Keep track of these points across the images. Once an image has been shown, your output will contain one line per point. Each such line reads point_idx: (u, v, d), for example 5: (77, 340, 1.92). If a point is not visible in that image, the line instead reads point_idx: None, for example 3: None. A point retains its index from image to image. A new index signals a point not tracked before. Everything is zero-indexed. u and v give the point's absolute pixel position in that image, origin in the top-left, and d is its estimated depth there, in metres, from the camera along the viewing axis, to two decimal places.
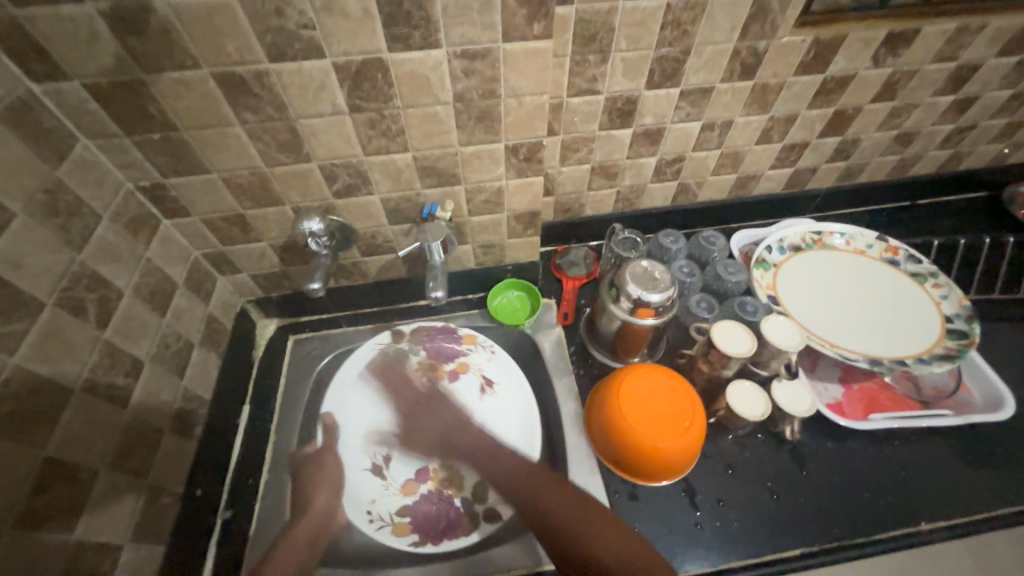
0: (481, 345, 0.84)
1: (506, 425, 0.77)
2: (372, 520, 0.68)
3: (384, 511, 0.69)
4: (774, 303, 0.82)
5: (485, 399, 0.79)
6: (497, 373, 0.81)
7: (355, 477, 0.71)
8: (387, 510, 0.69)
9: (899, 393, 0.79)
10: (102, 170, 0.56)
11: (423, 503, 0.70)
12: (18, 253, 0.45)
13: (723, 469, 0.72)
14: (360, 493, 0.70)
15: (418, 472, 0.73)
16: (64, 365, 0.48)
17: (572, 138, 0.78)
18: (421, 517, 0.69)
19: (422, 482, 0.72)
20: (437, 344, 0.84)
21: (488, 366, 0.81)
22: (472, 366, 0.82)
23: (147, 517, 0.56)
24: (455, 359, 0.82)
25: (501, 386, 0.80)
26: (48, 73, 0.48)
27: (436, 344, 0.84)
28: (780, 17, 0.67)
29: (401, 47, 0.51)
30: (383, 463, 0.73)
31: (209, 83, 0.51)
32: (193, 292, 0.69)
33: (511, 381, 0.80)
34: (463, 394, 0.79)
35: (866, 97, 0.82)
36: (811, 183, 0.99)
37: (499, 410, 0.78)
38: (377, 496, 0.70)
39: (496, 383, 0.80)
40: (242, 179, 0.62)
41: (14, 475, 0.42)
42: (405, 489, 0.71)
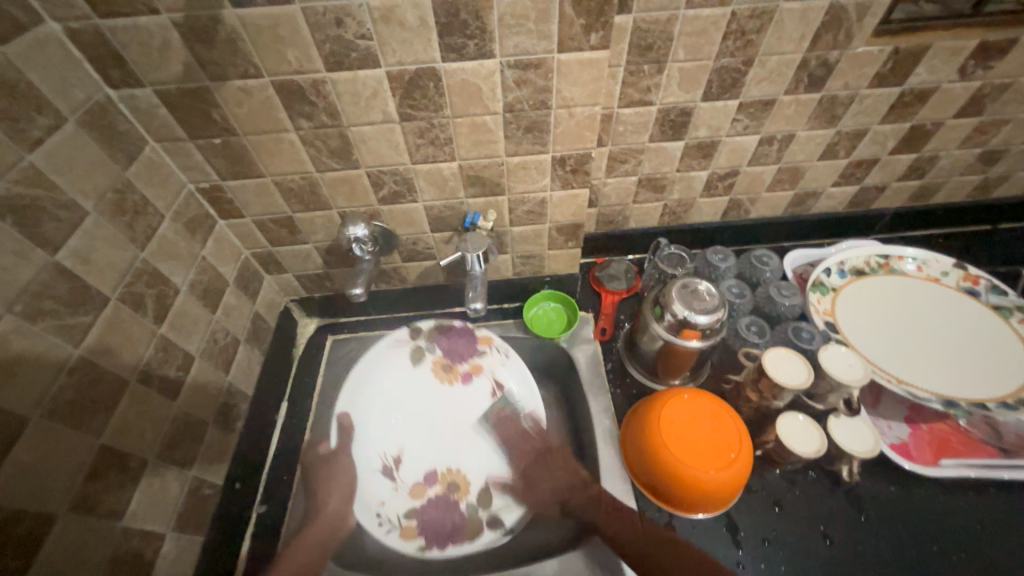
0: (494, 347, 0.80)
1: (516, 432, 0.75)
2: (379, 524, 0.67)
3: (393, 513, 0.69)
4: (832, 331, 0.76)
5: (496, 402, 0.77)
6: (510, 376, 0.78)
7: (365, 478, 0.71)
8: (395, 513, 0.69)
9: (974, 438, 0.71)
10: (167, 172, 0.58)
11: (430, 509, 0.70)
12: (89, 249, 0.47)
13: (769, 506, 0.67)
14: (368, 496, 0.69)
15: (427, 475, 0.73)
16: (122, 357, 0.50)
17: (620, 149, 0.75)
18: (427, 523, 0.68)
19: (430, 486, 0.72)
20: (451, 344, 0.80)
21: (502, 370, 0.78)
22: (486, 369, 0.79)
23: (188, 507, 0.58)
24: (468, 359, 0.79)
25: (513, 390, 0.77)
26: (125, 80, 0.50)
27: (450, 344, 0.80)
28: (856, 25, 0.62)
29: (455, 57, 0.51)
30: (393, 465, 0.73)
31: (268, 90, 0.52)
32: (242, 290, 0.71)
33: (525, 387, 0.77)
34: (475, 395, 0.78)
35: (949, 112, 0.75)
36: (877, 203, 0.92)
37: (508, 415, 0.76)
38: (385, 498, 0.70)
39: (507, 387, 0.78)
40: (293, 184, 0.63)
41: (72, 462, 0.44)
42: (413, 491, 0.72)
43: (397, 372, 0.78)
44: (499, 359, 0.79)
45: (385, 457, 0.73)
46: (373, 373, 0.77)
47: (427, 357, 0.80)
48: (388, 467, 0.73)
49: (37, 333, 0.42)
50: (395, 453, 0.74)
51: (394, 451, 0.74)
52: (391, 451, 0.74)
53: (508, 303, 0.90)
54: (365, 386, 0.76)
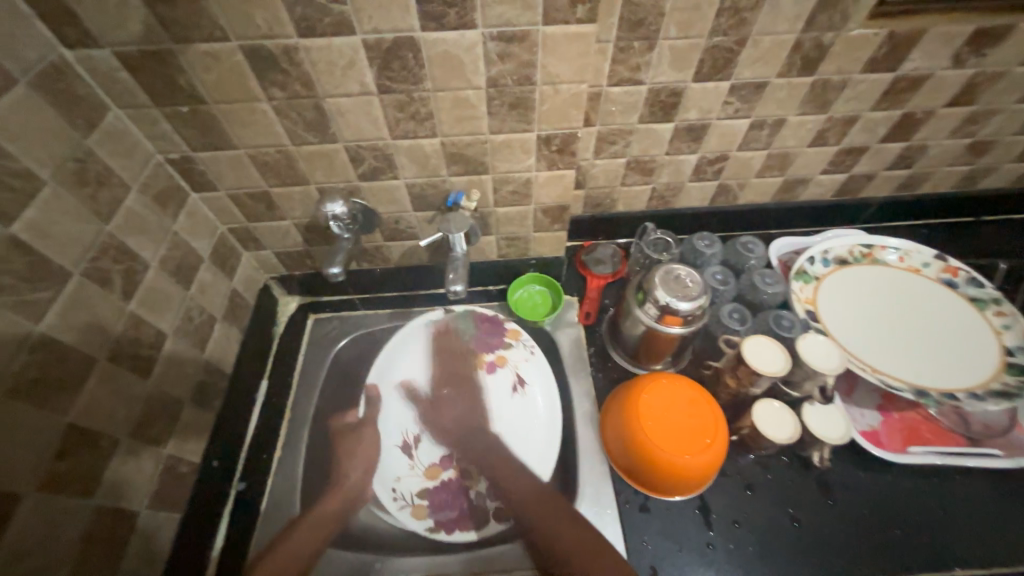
0: (521, 342, 0.82)
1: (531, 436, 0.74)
2: (395, 499, 0.69)
3: (407, 492, 0.69)
4: (813, 319, 0.77)
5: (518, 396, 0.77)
6: (531, 374, 0.79)
7: (386, 454, 0.72)
8: (409, 491, 0.70)
9: (943, 427, 0.72)
10: (133, 142, 0.56)
11: (442, 492, 0.70)
12: (48, 221, 0.45)
13: (743, 489, 0.69)
14: (386, 472, 0.71)
15: (442, 458, 0.72)
16: (89, 333, 0.49)
17: (608, 130, 0.73)
18: (437, 503, 0.69)
19: (446, 469, 0.72)
20: (485, 338, 0.82)
21: (525, 365, 0.79)
22: (510, 361, 0.80)
23: (164, 486, 0.57)
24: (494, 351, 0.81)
25: (534, 387, 0.78)
26: (83, 40, 0.47)
27: (483, 338, 0.82)
28: (853, 7, 0.60)
29: (435, 26, 0.48)
30: (411, 443, 0.73)
31: (238, 56, 0.49)
32: (217, 267, 0.69)
33: (545, 384, 0.78)
34: (496, 386, 0.78)
35: (941, 100, 0.74)
36: (865, 192, 0.92)
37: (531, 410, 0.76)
38: (401, 475, 0.71)
39: (529, 383, 0.78)
40: (269, 157, 0.61)
41: (36, 441, 0.43)
42: (429, 472, 0.71)
43: (420, 350, 0.81)
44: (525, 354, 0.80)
45: (404, 434, 0.74)
46: (396, 353, 0.81)
47: (433, 347, 0.81)
48: (407, 444, 0.73)
49: None
50: (414, 432, 0.74)
51: (415, 431, 0.74)
52: (412, 431, 0.74)
53: (492, 285, 0.89)
54: (389, 364, 0.80)
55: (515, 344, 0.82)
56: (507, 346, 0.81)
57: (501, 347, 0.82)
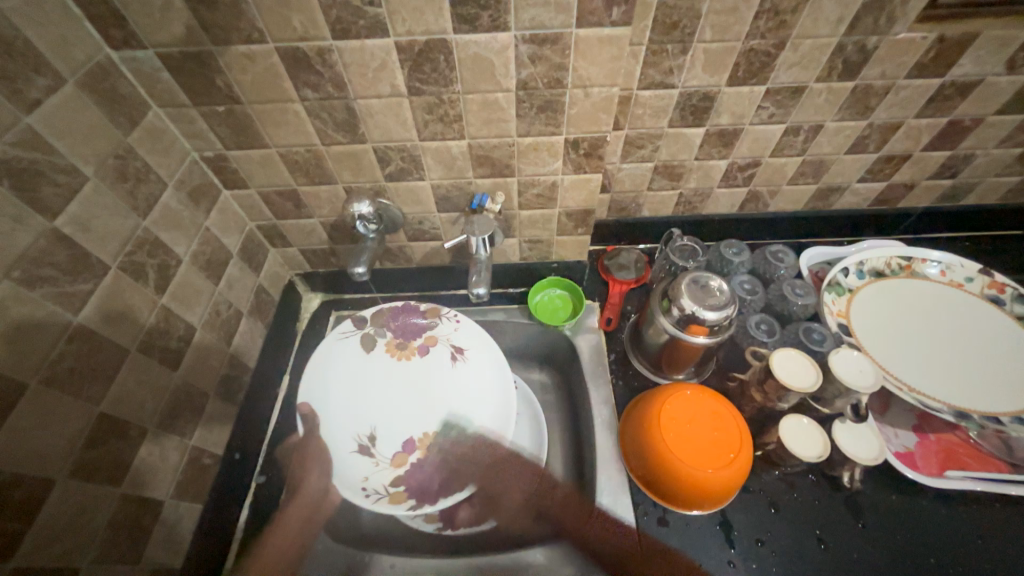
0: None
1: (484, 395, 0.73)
2: (368, 496, 0.64)
3: (379, 485, 0.65)
4: (845, 333, 0.74)
5: (456, 366, 0.75)
6: (515, 362, 0.81)
7: (341, 458, 0.67)
8: (381, 484, 0.66)
9: (984, 452, 0.69)
10: (171, 140, 0.57)
11: (415, 472, 0.67)
12: (89, 216, 0.47)
13: (766, 506, 0.67)
14: (349, 475, 0.66)
15: (405, 443, 0.70)
16: (123, 326, 0.50)
17: (636, 134, 0.72)
18: (414, 483, 0.66)
19: (410, 453, 0.69)
20: (402, 322, 0.78)
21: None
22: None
23: (188, 475, 0.59)
24: (422, 334, 0.78)
25: (472, 352, 0.76)
26: (127, 41, 0.49)
27: (400, 323, 0.78)
28: (901, 8, 0.58)
29: (468, 28, 0.48)
30: (368, 443, 0.69)
31: (273, 58, 0.50)
32: (245, 263, 0.71)
33: (481, 346, 0.75)
34: (431, 368, 0.76)
35: (991, 108, 0.71)
36: (904, 202, 0.88)
37: (467, 377, 0.74)
38: (368, 474, 0.67)
39: (466, 350, 0.76)
40: (298, 157, 0.62)
41: (70, 429, 0.44)
42: (395, 461, 0.68)
43: (348, 361, 0.75)
44: (451, 327, 0.77)
45: (358, 438, 0.69)
46: (332, 358, 0.74)
47: (379, 343, 0.77)
48: (364, 446, 0.69)
49: (35, 299, 0.42)
50: (368, 432, 0.70)
51: (367, 431, 0.70)
52: (364, 432, 0.70)
53: (513, 288, 0.89)
54: (324, 373, 0.72)
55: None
56: (434, 325, 0.78)
57: (426, 329, 0.78)
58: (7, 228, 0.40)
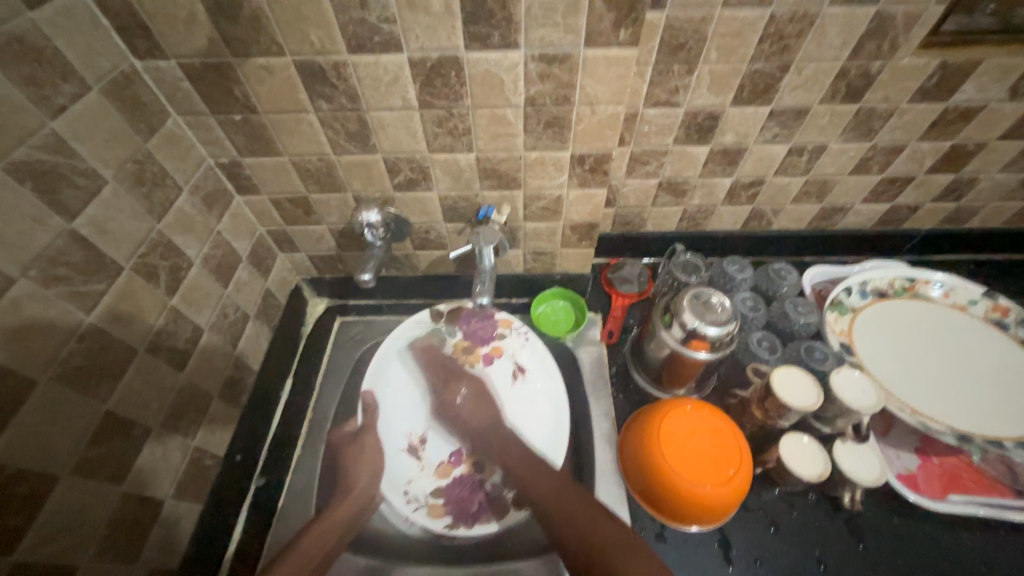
0: (516, 330, 0.79)
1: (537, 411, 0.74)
2: (407, 501, 0.66)
3: (420, 493, 0.68)
4: (847, 353, 0.74)
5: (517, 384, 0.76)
6: (530, 360, 0.77)
7: (392, 458, 0.70)
8: (422, 492, 0.68)
9: (988, 477, 0.68)
10: (188, 146, 0.59)
11: (455, 488, 0.69)
12: (106, 218, 0.48)
13: (766, 526, 0.66)
14: (394, 476, 0.68)
15: (452, 455, 0.72)
16: (132, 325, 0.51)
17: (641, 151, 0.73)
18: (454, 498, 0.68)
19: (457, 465, 0.71)
20: (472, 327, 0.80)
21: (521, 353, 0.77)
22: (506, 351, 0.78)
23: (188, 476, 0.59)
24: (489, 342, 0.79)
25: (532, 372, 0.76)
26: (151, 51, 0.50)
27: (471, 327, 0.80)
28: (904, 36, 0.59)
29: (479, 46, 0.50)
30: (417, 445, 0.72)
31: (290, 70, 0.52)
32: (254, 267, 0.72)
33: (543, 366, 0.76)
34: (495, 377, 0.77)
35: (995, 133, 0.71)
36: (908, 223, 0.89)
37: (530, 397, 0.75)
38: (412, 478, 0.69)
39: (527, 369, 0.77)
40: (310, 165, 0.63)
41: (76, 426, 0.45)
42: (439, 470, 0.71)
43: (418, 351, 0.78)
44: (521, 341, 0.78)
45: (409, 437, 0.73)
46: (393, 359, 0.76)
47: (448, 340, 0.79)
48: (414, 446, 0.72)
49: (49, 298, 0.43)
50: (419, 433, 0.73)
51: (420, 431, 0.74)
52: (416, 432, 0.73)
53: (517, 298, 0.90)
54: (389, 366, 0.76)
55: (509, 332, 0.79)
56: (502, 336, 0.79)
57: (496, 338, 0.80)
58: (28, 229, 0.41)
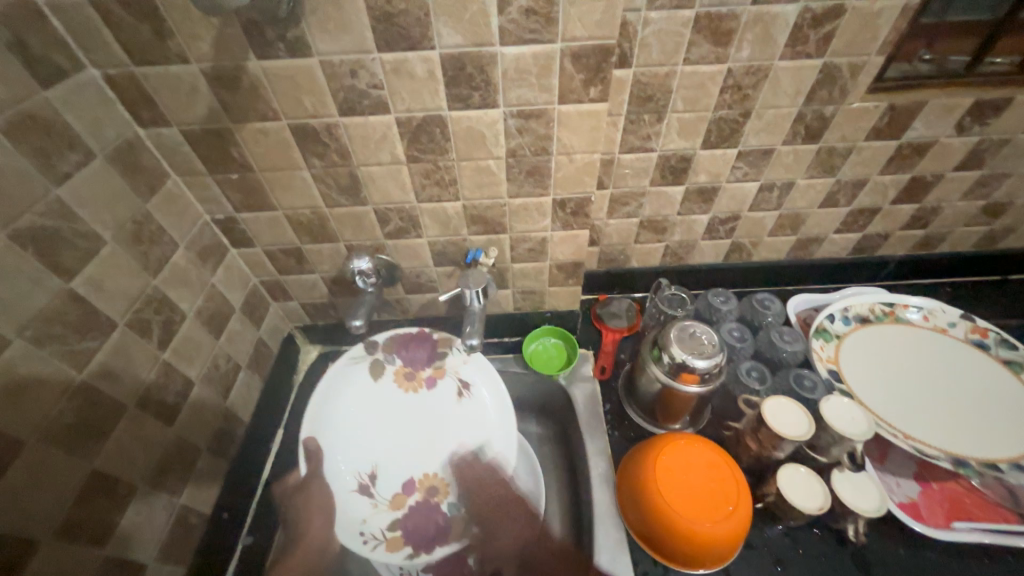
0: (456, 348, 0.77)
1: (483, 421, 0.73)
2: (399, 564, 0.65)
3: (377, 530, 0.67)
4: (836, 379, 0.75)
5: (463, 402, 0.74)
6: (472, 376, 0.75)
7: (342, 499, 0.68)
8: (379, 528, 0.67)
9: (990, 500, 0.67)
10: (186, 204, 0.62)
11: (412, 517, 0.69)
12: (103, 276, 0.50)
13: (771, 564, 0.64)
14: (349, 515, 0.67)
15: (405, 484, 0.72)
16: (123, 380, 0.51)
17: (621, 192, 0.77)
18: (412, 529, 0.67)
19: (409, 494, 0.71)
20: (412, 353, 0.77)
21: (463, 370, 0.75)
22: (448, 371, 0.76)
23: (173, 537, 0.57)
24: (429, 365, 0.76)
25: (477, 389, 0.75)
26: (154, 119, 0.54)
27: (411, 353, 0.77)
28: (851, 83, 0.64)
29: (461, 106, 0.54)
30: (368, 482, 0.71)
31: (285, 132, 0.55)
32: (247, 317, 0.73)
33: (490, 383, 0.74)
34: (441, 400, 0.75)
35: (948, 165, 0.76)
36: (881, 250, 0.92)
37: (476, 413, 0.74)
38: (368, 516, 0.68)
39: (472, 386, 0.75)
40: (303, 217, 0.66)
41: (61, 487, 0.44)
42: (393, 503, 0.70)
43: (362, 385, 0.75)
44: (461, 359, 0.76)
45: (359, 475, 0.71)
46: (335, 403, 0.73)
47: (388, 369, 0.76)
48: (364, 484, 0.70)
49: (43, 357, 0.43)
50: (369, 470, 0.71)
51: (369, 469, 0.72)
52: (365, 469, 0.71)
53: (509, 337, 0.91)
54: (328, 410, 0.72)
55: (449, 351, 0.77)
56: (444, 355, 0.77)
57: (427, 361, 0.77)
58: (27, 290, 0.42)
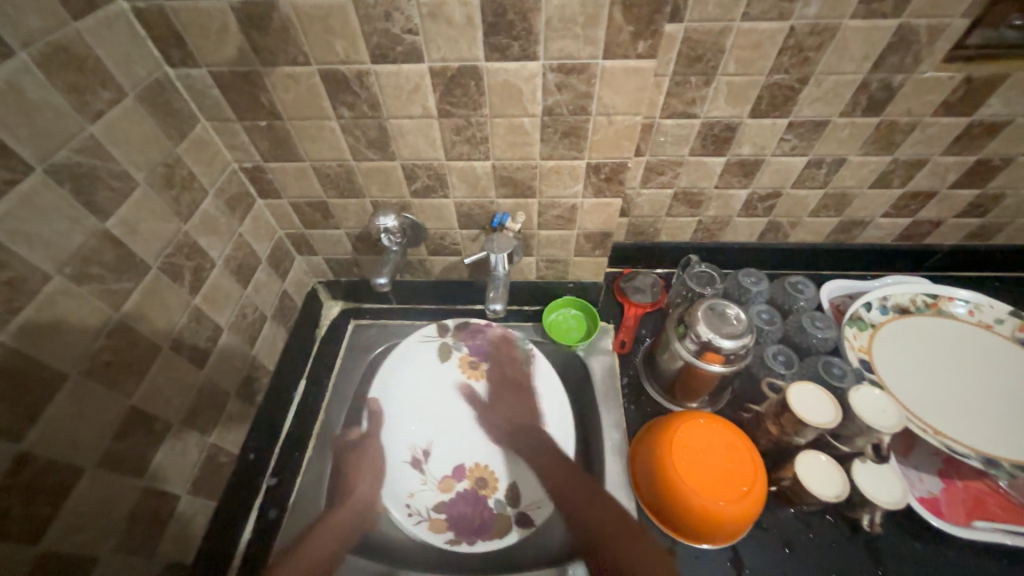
0: (526, 344, 0.81)
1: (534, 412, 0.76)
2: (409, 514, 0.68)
3: (422, 508, 0.70)
4: (867, 369, 0.72)
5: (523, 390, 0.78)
6: (540, 375, 0.77)
7: (395, 470, 0.72)
8: (423, 506, 0.71)
9: (1015, 502, 0.65)
10: (215, 151, 0.61)
11: (458, 505, 0.72)
12: (137, 218, 0.50)
13: (780, 545, 0.64)
14: (397, 489, 0.71)
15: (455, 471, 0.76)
16: (158, 323, 0.53)
17: (657, 161, 0.73)
18: (456, 517, 0.71)
19: (458, 480, 0.75)
20: (475, 342, 0.82)
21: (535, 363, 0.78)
22: (516, 363, 0.79)
23: (205, 473, 0.60)
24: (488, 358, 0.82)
25: (539, 383, 0.77)
26: (185, 60, 0.53)
27: (474, 341, 0.82)
28: (926, 49, 0.58)
29: (499, 57, 0.51)
30: (420, 457, 0.76)
31: (315, 79, 0.53)
32: (273, 269, 0.74)
33: (549, 389, 0.76)
34: (495, 395, 0.80)
35: (1022, 148, 0.70)
36: (930, 238, 0.87)
37: (528, 399, 0.77)
38: (414, 491, 0.72)
39: (534, 381, 0.78)
40: (330, 170, 0.65)
41: (102, 420, 0.46)
42: (442, 486, 0.74)
43: (422, 363, 0.81)
44: (529, 359, 0.79)
45: (413, 449, 0.76)
46: (399, 372, 0.79)
47: (455, 353, 0.82)
48: (415, 459, 0.75)
49: (81, 294, 0.44)
50: (423, 446, 0.77)
51: (425, 445, 0.77)
52: (420, 445, 0.77)
53: (529, 305, 0.90)
54: (391, 377, 0.78)
55: (510, 346, 0.80)
56: (501, 347, 0.81)
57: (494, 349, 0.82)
58: (65, 228, 0.43)
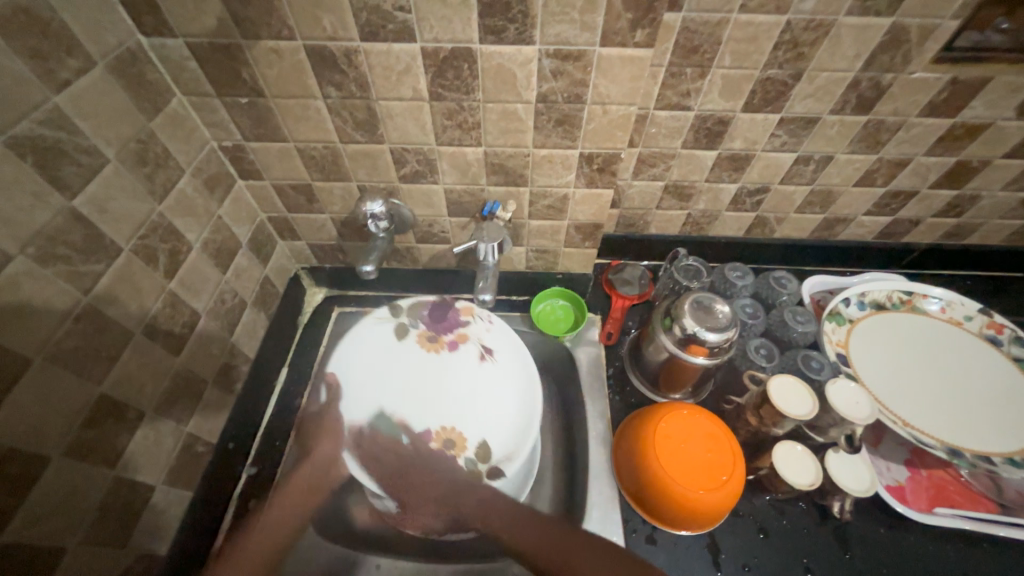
0: (478, 317, 0.75)
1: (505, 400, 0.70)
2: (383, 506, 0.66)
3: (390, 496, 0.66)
4: (843, 363, 0.75)
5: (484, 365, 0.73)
6: (497, 342, 0.73)
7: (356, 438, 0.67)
8: (391, 496, 0.66)
9: (973, 490, 0.69)
10: (191, 128, 0.58)
11: (413, 465, 0.68)
12: (107, 197, 0.47)
13: (754, 531, 0.67)
14: (353, 454, 0.65)
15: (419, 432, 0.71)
16: (130, 307, 0.50)
17: (649, 153, 0.73)
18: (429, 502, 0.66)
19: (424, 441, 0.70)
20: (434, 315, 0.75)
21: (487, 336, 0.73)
22: (471, 337, 0.74)
23: (181, 462, 0.59)
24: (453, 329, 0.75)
25: (501, 355, 0.73)
26: (158, 29, 0.49)
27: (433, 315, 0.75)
28: (916, 50, 0.59)
29: (494, 40, 0.49)
30: (367, 428, 0.69)
31: (300, 55, 0.51)
32: (254, 253, 0.71)
33: (511, 349, 0.72)
34: (463, 361, 0.74)
35: (999, 151, 0.72)
36: (908, 236, 0.89)
37: (497, 381, 0.72)
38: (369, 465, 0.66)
39: (495, 351, 0.73)
40: (315, 152, 0.62)
41: (70, 408, 0.44)
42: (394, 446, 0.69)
43: (376, 343, 0.72)
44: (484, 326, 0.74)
45: (353, 422, 0.68)
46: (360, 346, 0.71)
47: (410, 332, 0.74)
48: (367, 431, 0.69)
49: (47, 277, 0.42)
50: (368, 418, 0.70)
51: (370, 417, 0.70)
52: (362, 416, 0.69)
53: (517, 295, 0.89)
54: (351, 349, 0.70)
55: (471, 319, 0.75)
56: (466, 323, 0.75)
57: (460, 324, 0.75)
58: (28, 205, 0.40)
